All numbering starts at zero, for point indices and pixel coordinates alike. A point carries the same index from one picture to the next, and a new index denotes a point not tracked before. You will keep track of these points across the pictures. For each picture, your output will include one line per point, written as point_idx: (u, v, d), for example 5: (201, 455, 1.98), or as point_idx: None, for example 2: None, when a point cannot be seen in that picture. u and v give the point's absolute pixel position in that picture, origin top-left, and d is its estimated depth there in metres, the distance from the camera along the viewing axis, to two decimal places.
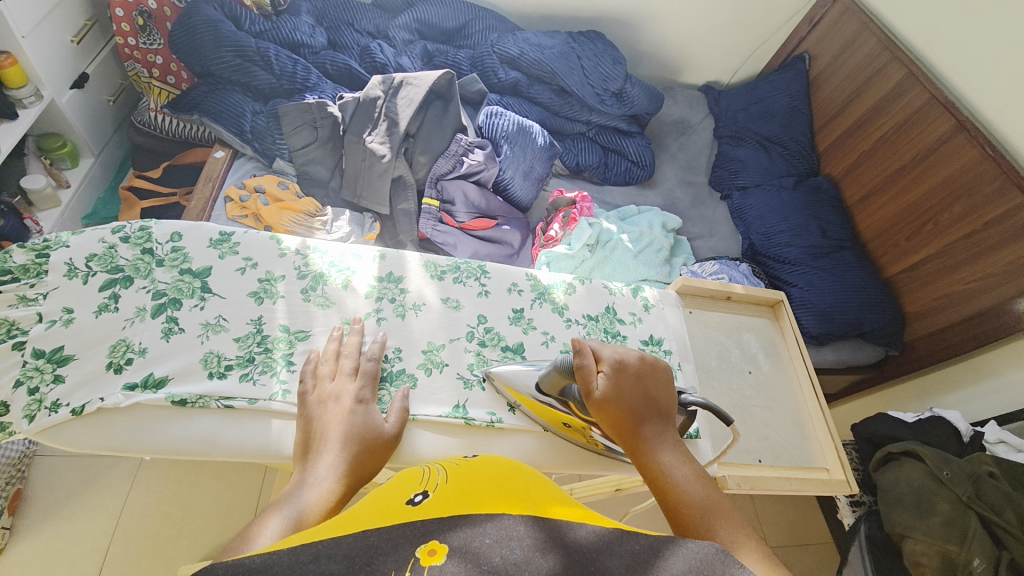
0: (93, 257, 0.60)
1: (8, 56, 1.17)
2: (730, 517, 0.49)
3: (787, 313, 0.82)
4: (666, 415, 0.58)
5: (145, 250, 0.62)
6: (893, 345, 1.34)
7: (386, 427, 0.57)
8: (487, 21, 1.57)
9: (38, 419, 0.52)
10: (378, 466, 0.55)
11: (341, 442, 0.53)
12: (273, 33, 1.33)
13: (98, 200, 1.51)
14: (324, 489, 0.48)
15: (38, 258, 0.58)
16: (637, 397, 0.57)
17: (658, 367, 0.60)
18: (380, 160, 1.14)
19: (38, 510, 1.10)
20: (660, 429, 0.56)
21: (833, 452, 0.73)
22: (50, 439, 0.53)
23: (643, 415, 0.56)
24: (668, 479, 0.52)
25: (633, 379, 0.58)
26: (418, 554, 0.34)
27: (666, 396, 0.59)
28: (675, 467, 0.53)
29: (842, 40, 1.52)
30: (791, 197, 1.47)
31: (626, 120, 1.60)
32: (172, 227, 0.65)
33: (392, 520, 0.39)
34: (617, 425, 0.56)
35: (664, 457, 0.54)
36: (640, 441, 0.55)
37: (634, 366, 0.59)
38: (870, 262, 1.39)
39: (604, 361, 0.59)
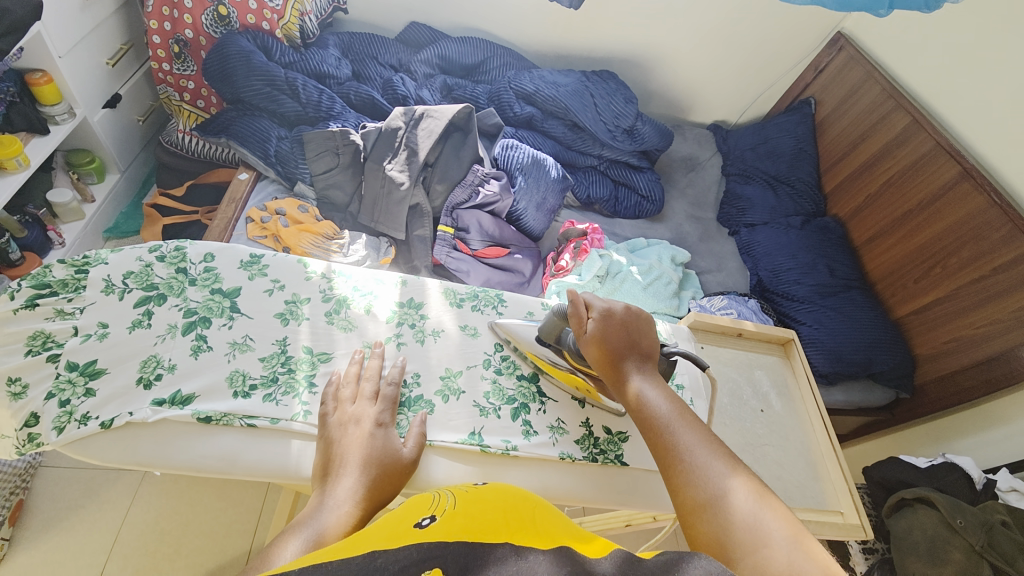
0: (130, 274, 0.62)
1: (44, 75, 1.23)
2: (695, 430, 0.54)
3: (798, 352, 0.82)
4: (648, 354, 0.62)
5: (178, 270, 0.64)
6: (904, 389, 1.33)
7: (404, 452, 0.57)
8: (505, 58, 1.65)
9: (67, 431, 0.53)
10: (395, 491, 0.55)
11: (363, 465, 0.53)
12: (301, 64, 1.39)
13: (120, 215, 1.56)
14: (342, 512, 0.49)
15: (78, 273, 0.60)
16: (621, 340, 0.61)
17: (642, 317, 0.64)
18: (399, 188, 1.18)
19: (37, 523, 1.09)
20: (640, 363, 0.61)
21: (847, 494, 0.71)
22: (76, 452, 0.54)
23: (625, 353, 0.61)
24: (642, 401, 0.57)
25: (620, 325, 0.62)
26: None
27: (649, 339, 0.63)
28: (647, 392, 0.58)
29: (847, 86, 1.58)
30: (799, 235, 1.50)
31: (637, 156, 1.65)
32: (206, 248, 0.67)
33: (399, 542, 0.39)
34: (600, 355, 0.61)
35: (640, 385, 0.59)
36: (619, 374, 0.60)
37: (621, 314, 0.63)
38: (878, 303, 1.40)
39: (595, 306, 0.63)
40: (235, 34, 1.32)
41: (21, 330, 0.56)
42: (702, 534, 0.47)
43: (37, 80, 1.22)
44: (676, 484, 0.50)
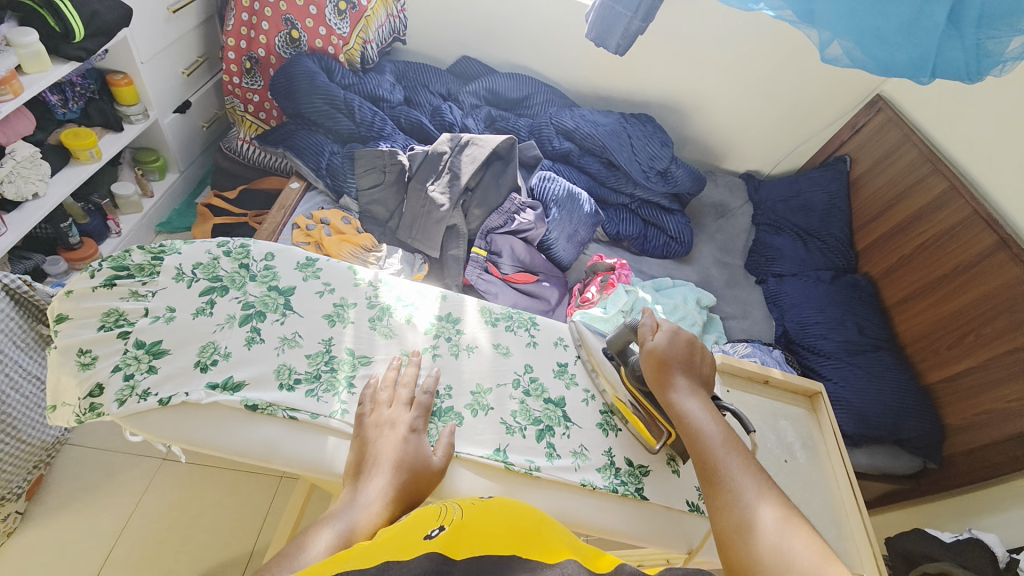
0: (199, 265, 0.67)
1: (124, 77, 1.35)
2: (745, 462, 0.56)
3: (826, 406, 0.80)
4: (704, 378, 0.66)
5: (242, 265, 0.69)
6: (932, 458, 1.29)
7: (433, 460, 0.59)
8: (548, 96, 1.73)
9: (128, 404, 0.56)
10: (421, 497, 0.56)
11: (393, 467, 0.55)
12: (358, 87, 1.49)
13: (174, 211, 1.65)
14: (372, 512, 0.51)
15: (154, 260, 0.66)
16: (684, 357, 0.65)
17: (704, 346, 0.68)
18: (438, 209, 1.23)
19: (54, 499, 1.12)
20: (696, 386, 0.64)
21: (871, 559, 0.69)
22: (133, 425, 0.57)
23: (683, 371, 0.64)
24: (693, 421, 0.60)
25: (685, 345, 0.66)
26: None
27: (708, 365, 0.67)
28: (703, 415, 0.60)
29: (884, 148, 1.59)
30: (828, 290, 1.49)
31: (669, 198, 1.68)
32: (267, 247, 0.72)
33: (410, 556, 0.41)
34: (659, 372, 0.64)
35: (691, 403, 0.62)
36: (672, 388, 0.63)
37: (688, 334, 0.67)
38: (909, 366, 1.37)
39: (663, 324, 0.68)
40: (302, 55, 1.43)
41: (96, 306, 0.61)
42: (739, 555, 0.49)
43: (118, 81, 1.34)
44: (718, 504, 0.53)
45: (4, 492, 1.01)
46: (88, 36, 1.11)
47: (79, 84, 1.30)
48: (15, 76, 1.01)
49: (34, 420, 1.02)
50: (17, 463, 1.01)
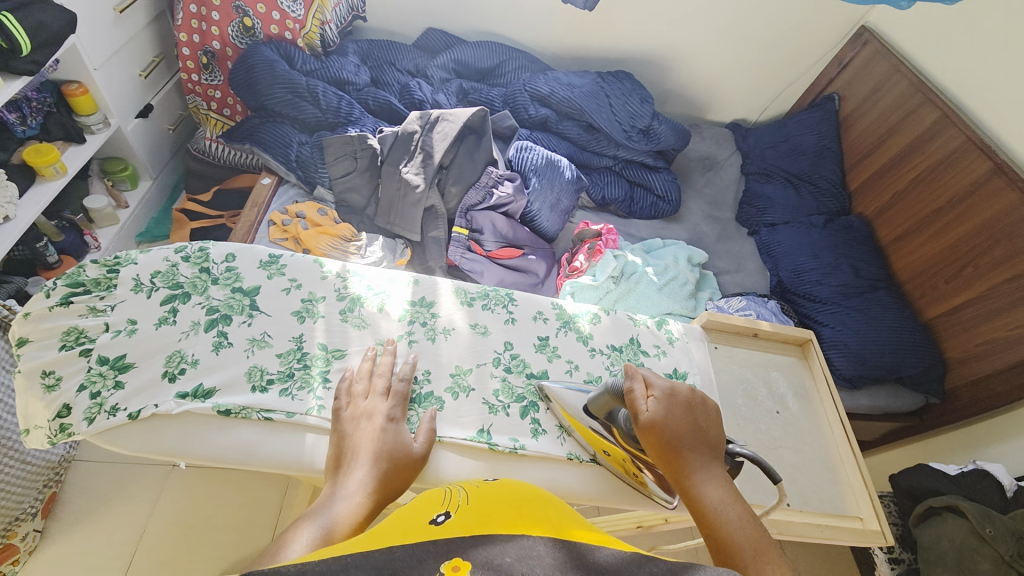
0: (157, 273, 0.65)
1: (80, 86, 1.29)
2: (774, 564, 0.47)
3: (816, 352, 0.78)
4: (715, 448, 0.57)
5: (202, 269, 0.67)
6: (934, 394, 1.29)
7: (414, 447, 0.58)
8: (520, 62, 1.66)
9: (97, 422, 0.56)
10: (404, 486, 0.56)
11: (373, 458, 0.55)
12: (322, 72, 1.43)
13: (151, 220, 1.63)
14: (353, 503, 0.50)
15: (109, 273, 0.64)
16: (686, 427, 0.56)
17: (707, 401, 0.60)
18: (414, 190, 1.20)
19: (69, 514, 1.14)
20: (710, 462, 0.56)
21: (867, 500, 0.68)
22: (105, 441, 0.57)
23: (692, 445, 0.56)
24: (715, 517, 0.51)
25: (682, 408, 0.58)
26: (442, 571, 0.34)
27: (716, 430, 0.58)
28: (726, 506, 0.52)
29: (872, 82, 1.53)
30: (821, 234, 1.47)
31: (653, 156, 1.64)
32: (228, 248, 0.70)
33: (415, 537, 0.40)
34: (665, 452, 0.56)
35: (710, 491, 0.53)
36: (686, 471, 0.55)
37: (685, 396, 0.59)
38: (907, 304, 1.35)
39: (654, 387, 0.59)
40: (259, 44, 1.37)
41: (55, 326, 0.60)
42: None
43: (74, 91, 1.28)
44: None
45: (16, 514, 1.02)
46: (36, 48, 1.06)
47: (35, 99, 1.24)
48: None
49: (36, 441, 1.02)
50: (26, 484, 1.02)
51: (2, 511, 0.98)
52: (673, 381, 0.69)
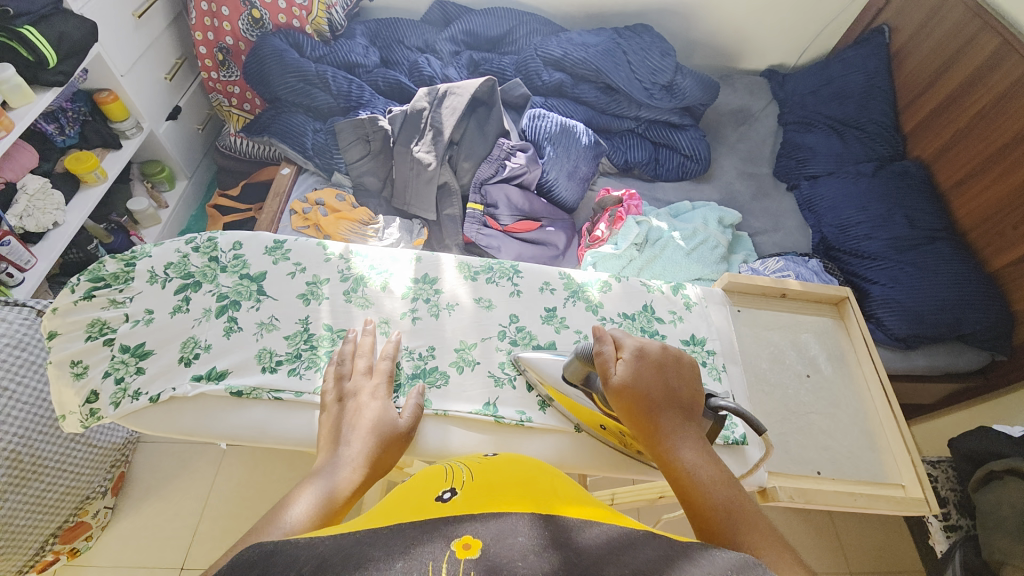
0: (170, 265, 0.68)
1: (110, 93, 1.36)
2: (750, 521, 0.47)
3: (854, 310, 0.72)
4: (690, 408, 0.56)
5: (212, 258, 0.69)
6: (1001, 350, 1.17)
7: (400, 422, 0.59)
8: (532, 26, 1.59)
9: (123, 405, 0.60)
10: (397, 458, 0.58)
11: (361, 433, 0.56)
12: (331, 57, 1.43)
13: (189, 218, 1.72)
14: (345, 477, 0.52)
15: (127, 267, 0.67)
16: (658, 388, 0.55)
17: (681, 359, 0.58)
18: (426, 168, 1.18)
19: (137, 491, 1.26)
20: (685, 423, 0.55)
21: (910, 466, 0.62)
22: (132, 423, 0.61)
23: (665, 407, 0.55)
24: (690, 477, 0.51)
25: (655, 369, 0.57)
26: (453, 548, 0.34)
27: (689, 388, 0.57)
28: (700, 466, 0.51)
29: (928, 8, 1.36)
30: (870, 184, 1.34)
31: (678, 113, 1.54)
32: (235, 237, 0.72)
33: (424, 514, 0.41)
34: (639, 413, 0.55)
35: (686, 453, 0.52)
36: (660, 433, 0.54)
37: (657, 355, 0.58)
38: (970, 255, 1.22)
39: (625, 349, 0.58)
40: (269, 35, 1.38)
41: (80, 318, 0.63)
42: None
43: (105, 99, 1.35)
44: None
45: (87, 493, 1.09)
46: (60, 60, 1.12)
47: (70, 109, 1.32)
48: (3, 113, 1.05)
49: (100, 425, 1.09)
50: (94, 464, 1.09)
51: (75, 491, 1.06)
52: (690, 348, 0.65)
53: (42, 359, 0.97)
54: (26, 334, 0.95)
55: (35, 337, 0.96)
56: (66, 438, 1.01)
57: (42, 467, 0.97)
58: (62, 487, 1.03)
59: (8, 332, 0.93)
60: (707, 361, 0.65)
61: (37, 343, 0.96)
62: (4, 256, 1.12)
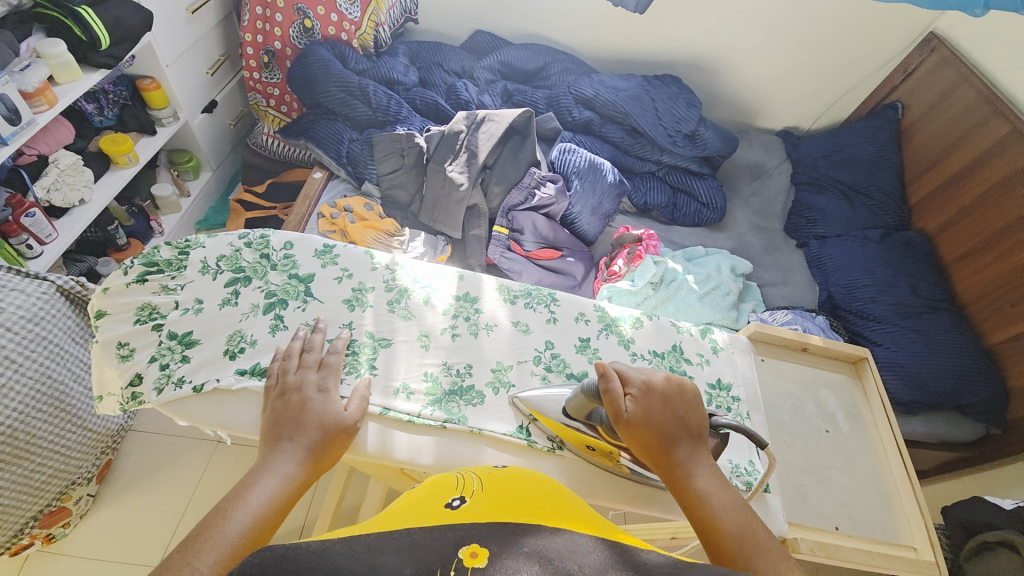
0: (222, 257, 0.69)
1: (153, 81, 1.39)
2: (763, 543, 0.51)
3: (872, 371, 0.74)
4: (698, 435, 0.58)
5: (263, 255, 0.70)
6: (995, 423, 1.20)
7: (345, 415, 0.59)
8: (566, 64, 1.66)
9: (165, 392, 0.60)
10: (339, 453, 0.59)
11: (306, 431, 0.57)
12: (373, 71, 1.48)
13: (209, 209, 1.72)
14: (285, 475, 0.53)
15: (181, 255, 0.68)
16: (668, 420, 0.57)
17: (686, 389, 0.60)
18: (458, 188, 1.22)
19: (123, 481, 1.22)
20: (696, 452, 0.57)
21: (923, 528, 0.63)
22: (172, 411, 0.60)
23: (676, 438, 0.57)
24: (705, 505, 0.54)
25: (663, 402, 0.58)
26: (461, 557, 0.37)
27: (696, 417, 0.59)
28: (712, 494, 0.54)
29: (938, 90, 1.45)
30: (876, 249, 1.40)
31: (698, 162, 1.60)
32: (286, 237, 0.73)
33: (433, 519, 0.43)
34: (652, 449, 0.56)
35: (699, 482, 0.55)
36: (674, 465, 0.56)
37: (662, 388, 0.59)
38: (968, 328, 1.26)
39: (632, 384, 0.59)
40: (316, 44, 1.43)
41: (131, 301, 0.65)
42: None
43: (148, 86, 1.38)
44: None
45: (72, 478, 1.05)
46: (114, 44, 1.14)
47: (111, 91, 1.34)
48: (48, 88, 1.05)
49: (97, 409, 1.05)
50: (84, 448, 1.05)
51: (62, 475, 1.01)
52: (717, 391, 0.66)
53: (53, 335, 0.95)
54: (43, 308, 0.94)
55: (52, 311, 0.95)
56: (62, 418, 0.97)
57: (35, 446, 0.94)
58: (51, 469, 0.98)
59: (26, 305, 0.91)
60: (733, 406, 0.66)
61: (54, 317, 0.96)
62: (26, 227, 1.12)
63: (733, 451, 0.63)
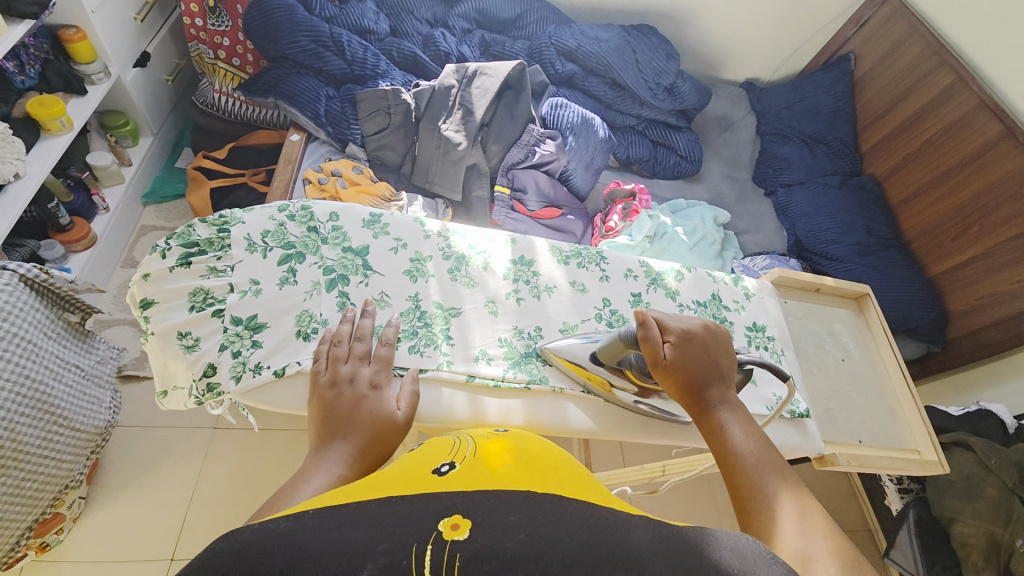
0: (267, 233, 0.66)
1: (77, 31, 1.18)
2: (780, 474, 0.52)
3: (873, 305, 0.85)
4: (727, 377, 0.60)
5: (310, 229, 0.68)
6: (936, 342, 1.39)
7: (398, 414, 0.57)
8: (542, 13, 1.59)
9: (244, 379, 0.59)
10: (392, 450, 0.54)
11: (360, 428, 0.52)
12: (342, 19, 1.35)
13: (156, 178, 1.51)
14: (334, 475, 0.47)
15: (220, 232, 0.65)
16: (700, 360, 0.59)
17: (719, 335, 0.62)
18: (456, 148, 1.18)
19: (115, 479, 1.14)
20: (723, 391, 0.59)
21: (924, 434, 0.76)
22: (253, 399, 0.59)
23: (704, 378, 0.59)
24: (724, 437, 0.55)
25: (698, 344, 0.60)
26: (441, 528, 0.35)
27: (729, 361, 0.61)
28: (733, 427, 0.56)
29: (889, 42, 1.53)
30: (837, 195, 1.52)
31: (676, 115, 1.63)
32: (330, 207, 0.71)
33: (418, 488, 0.40)
34: (679, 383, 0.59)
35: (722, 417, 0.57)
36: (700, 401, 0.58)
37: (699, 333, 0.61)
38: (914, 262, 1.44)
39: (669, 326, 0.61)
40: None
41: (179, 286, 0.62)
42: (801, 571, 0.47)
43: (71, 37, 1.17)
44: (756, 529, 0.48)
45: (67, 481, 0.93)
46: None
47: (32, 45, 1.14)
48: None
49: (83, 406, 0.93)
50: (76, 450, 0.93)
51: (55, 480, 0.90)
52: (755, 334, 0.74)
53: (25, 331, 0.83)
54: (10, 301, 0.81)
55: (18, 304, 0.83)
56: (47, 420, 0.86)
57: (22, 454, 0.83)
58: (42, 476, 0.87)
59: None
60: (769, 345, 0.74)
61: (23, 310, 0.83)
62: None
63: (776, 384, 0.71)
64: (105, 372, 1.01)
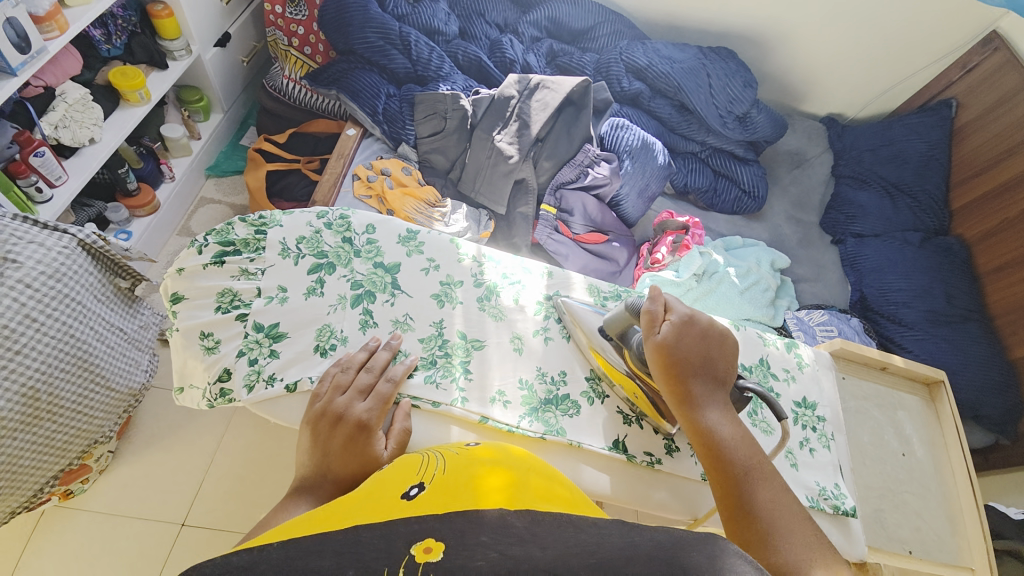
0: (302, 239, 0.67)
1: (165, 7, 1.24)
2: (767, 479, 0.52)
3: (947, 396, 0.79)
4: (723, 378, 0.59)
5: (345, 239, 0.69)
6: (1006, 435, 1.25)
7: (383, 455, 0.54)
8: (616, 26, 1.54)
9: (257, 390, 0.58)
10: None
11: (346, 468, 0.52)
12: (413, 18, 1.36)
13: (220, 154, 1.57)
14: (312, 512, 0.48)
15: (257, 234, 0.67)
16: (697, 352, 0.59)
17: (726, 337, 0.61)
18: (507, 160, 1.16)
19: (140, 438, 1.19)
20: (716, 389, 0.58)
21: (983, 554, 0.70)
22: (263, 410, 0.59)
23: (698, 372, 0.58)
24: (713, 436, 0.55)
25: (698, 336, 0.59)
26: (414, 552, 0.33)
27: (727, 365, 0.59)
28: (721, 427, 0.55)
29: (998, 93, 1.38)
30: (916, 254, 1.38)
31: (744, 146, 1.54)
32: (367, 219, 0.71)
33: (385, 515, 0.38)
34: (673, 372, 0.58)
35: (711, 416, 0.56)
36: (691, 395, 0.57)
37: (702, 326, 0.60)
38: (994, 340, 1.29)
39: (674, 312, 0.61)
40: None
41: (210, 285, 0.63)
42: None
43: (160, 12, 1.23)
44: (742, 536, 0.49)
45: (96, 437, 0.98)
46: None
47: (121, 16, 1.21)
48: (59, 11, 0.94)
49: (120, 367, 0.97)
50: (107, 408, 0.97)
51: (84, 434, 0.94)
52: (802, 411, 0.68)
53: (76, 293, 0.88)
54: (64, 264, 0.86)
55: (73, 267, 0.88)
56: (86, 378, 0.90)
57: (56, 407, 0.86)
58: (72, 429, 0.91)
59: (45, 260, 0.84)
60: (817, 426, 0.68)
61: (76, 273, 0.88)
62: (35, 167, 1.03)
63: (820, 473, 0.65)
64: (147, 336, 1.06)
